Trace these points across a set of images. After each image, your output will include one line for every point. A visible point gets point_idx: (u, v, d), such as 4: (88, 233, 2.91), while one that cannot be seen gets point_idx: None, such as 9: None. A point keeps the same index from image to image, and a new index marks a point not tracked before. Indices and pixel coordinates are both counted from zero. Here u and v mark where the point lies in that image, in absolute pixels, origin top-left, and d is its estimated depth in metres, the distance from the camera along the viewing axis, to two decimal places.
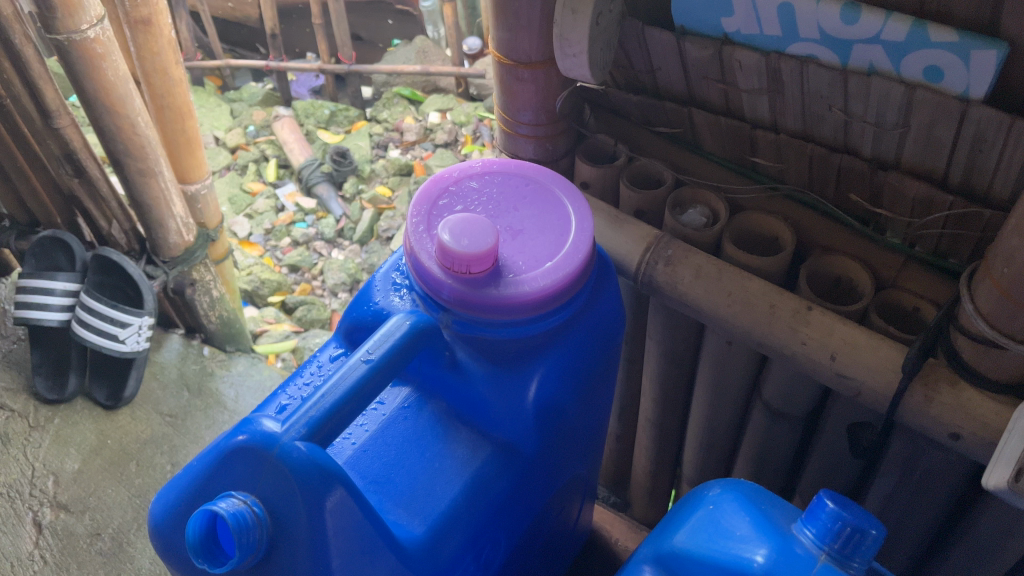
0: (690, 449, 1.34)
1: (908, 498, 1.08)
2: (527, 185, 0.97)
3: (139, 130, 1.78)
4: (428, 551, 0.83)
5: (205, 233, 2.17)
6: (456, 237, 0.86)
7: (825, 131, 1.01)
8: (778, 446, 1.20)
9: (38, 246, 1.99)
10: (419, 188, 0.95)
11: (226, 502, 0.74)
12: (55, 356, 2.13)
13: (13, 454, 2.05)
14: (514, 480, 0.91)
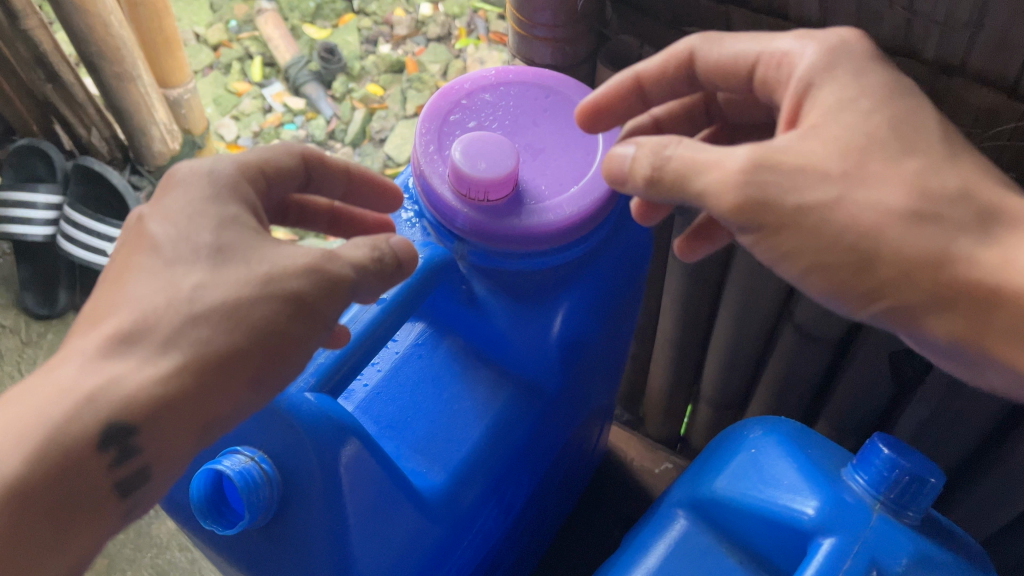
0: (711, 370, 1.27)
1: (943, 424, 1.02)
2: (546, 97, 0.86)
3: (113, 30, 1.64)
4: (450, 501, 0.77)
5: (190, 139, 2.03)
6: (472, 160, 0.77)
7: (881, 31, 0.85)
8: (805, 368, 1.14)
9: (13, 155, 1.88)
10: (427, 102, 0.85)
11: (231, 459, 0.68)
12: (43, 271, 1.97)
13: (7, 371, 1.92)
14: (540, 421, 0.85)
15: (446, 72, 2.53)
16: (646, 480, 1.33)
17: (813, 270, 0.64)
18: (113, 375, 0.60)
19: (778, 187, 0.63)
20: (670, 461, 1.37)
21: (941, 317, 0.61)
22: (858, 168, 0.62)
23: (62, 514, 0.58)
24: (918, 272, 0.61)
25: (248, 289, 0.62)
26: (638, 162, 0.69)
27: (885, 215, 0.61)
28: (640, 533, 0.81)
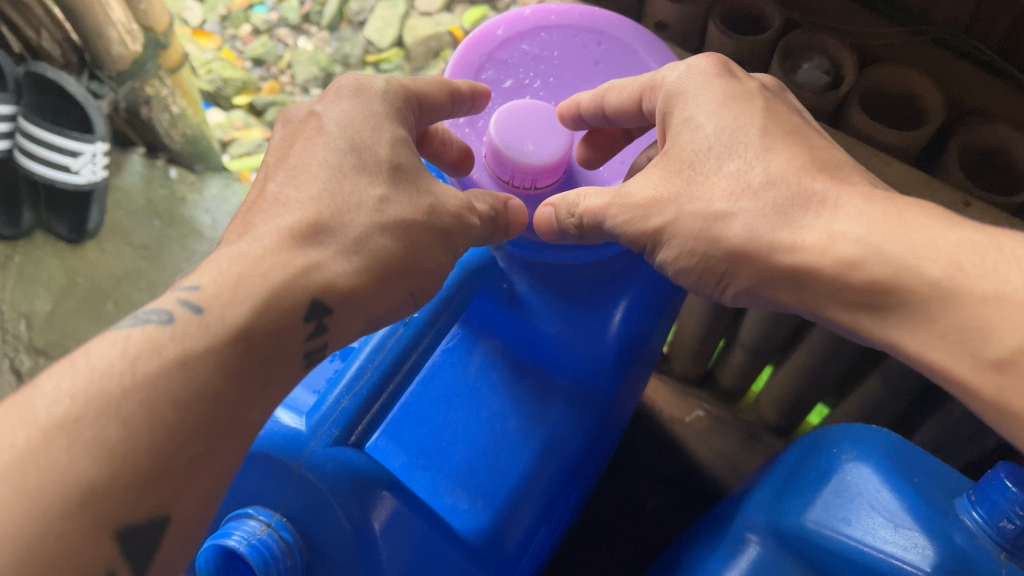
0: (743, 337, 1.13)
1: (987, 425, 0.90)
2: (595, 44, 0.73)
3: None
4: (498, 541, 0.66)
5: (153, 39, 1.35)
6: (516, 138, 0.64)
7: None
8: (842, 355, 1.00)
9: None
10: (453, 53, 0.71)
11: (242, 531, 0.55)
12: None
13: None
14: (593, 432, 0.74)
15: None
16: (676, 430, 1.26)
17: (676, 272, 0.63)
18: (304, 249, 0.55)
19: (638, 218, 0.61)
20: (701, 408, 1.29)
21: (774, 292, 0.59)
22: (689, 186, 0.60)
23: (266, 370, 0.51)
24: (745, 261, 0.59)
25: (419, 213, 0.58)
26: (560, 211, 0.63)
27: (708, 219, 0.59)
28: (708, 558, 0.72)
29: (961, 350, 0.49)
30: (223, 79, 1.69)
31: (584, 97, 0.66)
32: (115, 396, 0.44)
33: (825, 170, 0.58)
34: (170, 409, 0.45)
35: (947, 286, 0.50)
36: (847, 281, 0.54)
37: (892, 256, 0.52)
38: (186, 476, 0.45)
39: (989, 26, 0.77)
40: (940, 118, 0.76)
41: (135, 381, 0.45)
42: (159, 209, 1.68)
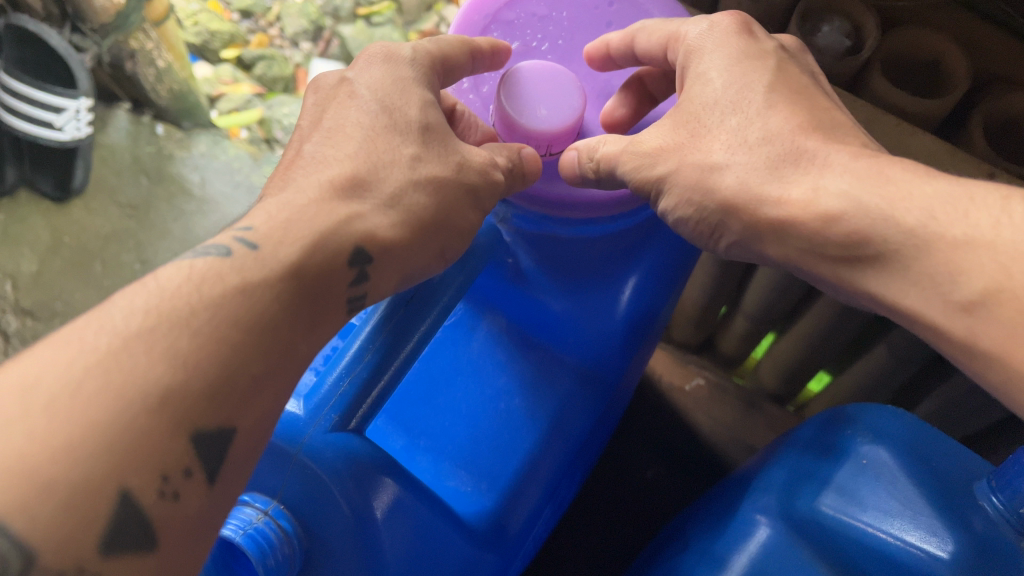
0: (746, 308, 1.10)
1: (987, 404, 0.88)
2: (608, 6, 0.69)
3: None
4: (499, 526, 0.65)
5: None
6: (530, 104, 0.60)
7: None
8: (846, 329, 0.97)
9: None
10: (456, 15, 0.68)
11: (240, 516, 0.50)
12: None
13: None
14: (597, 410, 0.72)
15: None
16: (676, 398, 1.24)
17: (675, 223, 0.60)
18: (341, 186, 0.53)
19: (647, 167, 0.57)
20: (701, 376, 1.27)
21: (763, 246, 0.57)
22: (691, 138, 0.58)
23: (304, 315, 0.47)
24: (736, 212, 0.56)
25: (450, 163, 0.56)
26: (579, 158, 0.57)
27: (705, 169, 0.57)
28: (712, 537, 0.71)
29: (932, 293, 0.48)
30: (210, 31, 1.60)
31: (613, 38, 0.61)
32: (168, 322, 0.41)
33: (823, 129, 0.56)
34: (233, 328, 0.42)
35: (920, 236, 0.48)
36: (826, 235, 0.52)
37: (869, 207, 0.50)
38: (248, 394, 0.42)
39: None
40: (964, 86, 0.73)
41: (201, 300, 0.42)
42: (146, 166, 1.64)
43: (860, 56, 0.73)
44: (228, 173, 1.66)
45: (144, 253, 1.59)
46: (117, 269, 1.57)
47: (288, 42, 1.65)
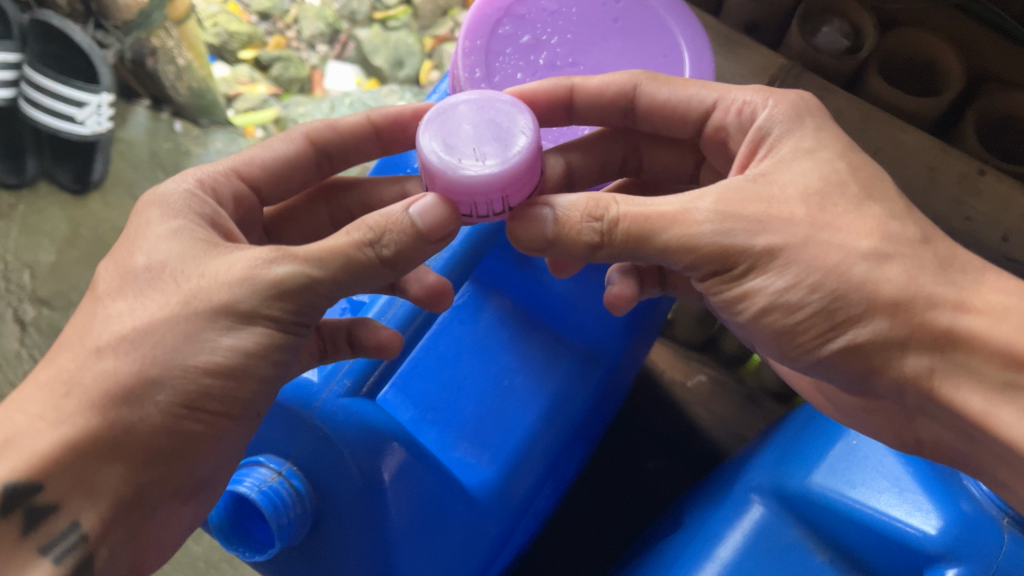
0: None
1: None
2: (615, 1, 0.75)
3: None
4: (502, 496, 0.67)
5: None
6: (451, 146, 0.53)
7: None
8: None
9: None
10: (471, 5, 0.72)
11: (253, 479, 0.56)
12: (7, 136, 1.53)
13: None
14: (603, 388, 0.75)
15: None
16: (679, 394, 1.24)
17: (765, 310, 0.54)
18: (218, 300, 0.48)
19: (741, 231, 0.51)
20: (704, 372, 1.27)
21: (906, 355, 0.51)
22: (820, 213, 0.51)
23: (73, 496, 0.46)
24: (901, 316, 0.50)
25: (333, 255, 0.49)
26: (567, 213, 0.52)
27: (855, 257, 0.50)
28: (709, 520, 0.72)
29: None
30: (229, 32, 1.65)
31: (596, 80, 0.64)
32: None
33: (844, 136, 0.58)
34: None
35: None
36: (1006, 350, 0.48)
37: None
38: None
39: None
40: (957, 86, 0.79)
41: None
42: (163, 161, 1.63)
43: (857, 56, 0.79)
44: None
45: None
46: None
47: (306, 43, 1.70)
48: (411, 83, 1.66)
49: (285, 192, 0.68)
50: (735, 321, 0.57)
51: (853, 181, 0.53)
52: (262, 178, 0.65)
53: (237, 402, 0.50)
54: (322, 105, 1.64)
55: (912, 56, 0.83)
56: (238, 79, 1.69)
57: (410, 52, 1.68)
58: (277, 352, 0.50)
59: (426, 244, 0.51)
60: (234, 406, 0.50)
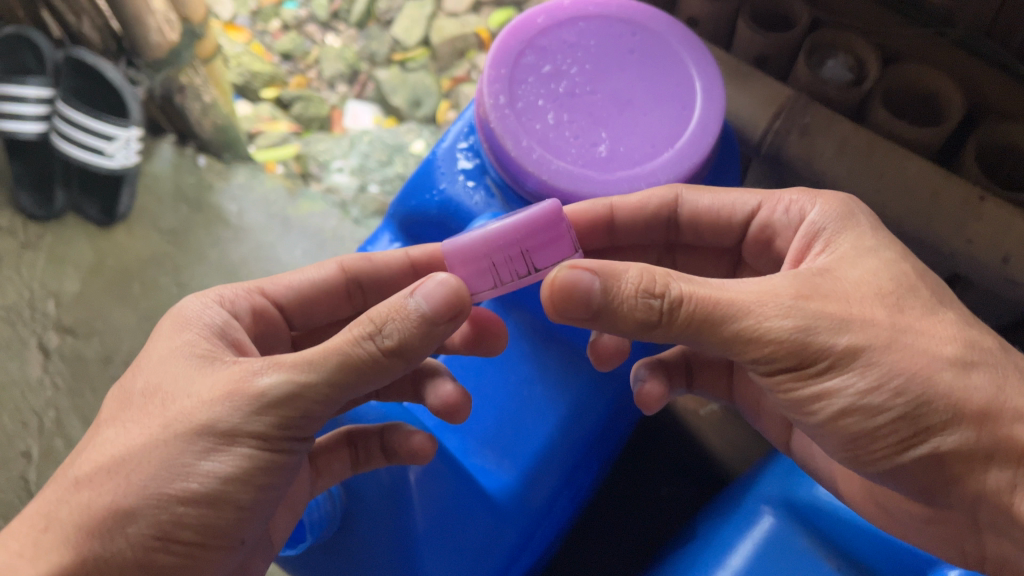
0: None
1: None
2: (631, 35, 0.81)
3: None
4: (522, 497, 0.79)
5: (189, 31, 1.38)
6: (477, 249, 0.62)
7: None
8: None
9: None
10: (497, 38, 0.79)
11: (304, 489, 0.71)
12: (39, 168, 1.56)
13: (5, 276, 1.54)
14: (617, 399, 0.85)
15: None
16: (691, 422, 1.25)
17: (843, 413, 0.56)
18: (203, 418, 0.54)
19: (825, 330, 0.54)
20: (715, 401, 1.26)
21: (989, 468, 0.53)
22: (900, 315, 0.55)
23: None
24: (988, 428, 0.53)
25: (325, 355, 0.55)
26: (623, 286, 0.55)
27: (935, 361, 0.54)
28: (722, 525, 0.77)
29: None
30: (252, 72, 1.74)
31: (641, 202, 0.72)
32: None
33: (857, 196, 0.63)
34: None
35: None
36: None
37: None
38: None
39: (1009, 35, 0.84)
40: (957, 116, 0.83)
41: None
42: (187, 195, 1.66)
43: (859, 88, 0.85)
44: (266, 205, 1.67)
45: (182, 276, 1.58)
46: (155, 291, 1.55)
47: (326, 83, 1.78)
48: (428, 122, 1.71)
49: (313, 314, 0.76)
50: (806, 426, 0.60)
51: (923, 286, 0.58)
52: (289, 299, 0.73)
53: (211, 530, 0.54)
54: (341, 142, 1.71)
55: (913, 89, 0.88)
56: (259, 117, 1.75)
57: (428, 92, 1.73)
58: (256, 476, 0.55)
59: (428, 329, 0.56)
60: (208, 536, 0.54)
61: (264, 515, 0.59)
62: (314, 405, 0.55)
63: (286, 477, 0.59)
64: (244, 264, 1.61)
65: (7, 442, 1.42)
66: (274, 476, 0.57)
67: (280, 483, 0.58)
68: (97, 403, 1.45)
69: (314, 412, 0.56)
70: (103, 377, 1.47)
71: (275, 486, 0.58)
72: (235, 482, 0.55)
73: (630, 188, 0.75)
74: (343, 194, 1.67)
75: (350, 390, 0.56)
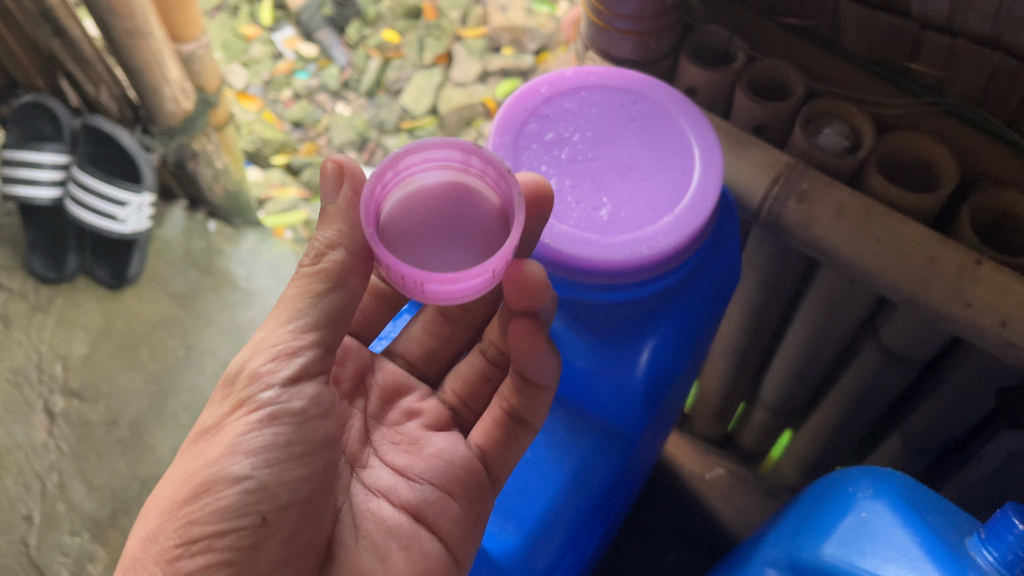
0: (776, 378, 1.24)
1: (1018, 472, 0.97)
2: (633, 103, 0.84)
3: None
4: (526, 561, 0.81)
5: (205, 100, 1.44)
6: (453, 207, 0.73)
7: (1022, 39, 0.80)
8: (882, 390, 1.08)
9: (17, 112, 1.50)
10: (502, 107, 0.82)
11: None
12: (52, 232, 1.58)
13: (12, 339, 1.53)
14: (622, 463, 0.86)
15: (468, 19, 2.15)
16: (698, 485, 1.31)
17: None
18: (212, 418, 0.71)
19: None
20: (721, 467, 1.34)
21: None
22: None
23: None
24: None
25: (276, 314, 0.71)
26: None
27: None
28: None
29: None
30: (264, 139, 1.91)
31: None
32: None
33: None
34: None
35: None
36: None
37: None
38: None
39: (999, 102, 0.87)
40: (953, 182, 0.85)
41: None
42: (197, 259, 1.69)
43: (856, 156, 0.88)
44: (273, 270, 1.72)
45: (189, 339, 1.59)
46: (162, 355, 1.57)
47: (335, 149, 1.97)
48: None
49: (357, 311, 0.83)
50: None
51: None
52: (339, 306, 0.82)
53: (230, 507, 0.66)
54: None
55: (910, 158, 0.90)
56: (269, 183, 1.90)
57: None
58: (253, 444, 0.68)
59: (347, 215, 0.68)
60: (233, 514, 0.66)
61: (290, 490, 0.68)
62: (277, 357, 0.69)
63: (299, 444, 0.69)
64: (252, 326, 1.63)
65: (9, 506, 1.39)
66: (279, 441, 0.68)
67: (293, 448, 0.69)
68: (102, 466, 1.44)
69: (283, 360, 0.69)
70: (107, 441, 1.47)
71: (287, 454, 0.69)
72: (237, 453, 0.68)
73: (632, 252, 0.75)
74: None
75: (303, 323, 0.70)
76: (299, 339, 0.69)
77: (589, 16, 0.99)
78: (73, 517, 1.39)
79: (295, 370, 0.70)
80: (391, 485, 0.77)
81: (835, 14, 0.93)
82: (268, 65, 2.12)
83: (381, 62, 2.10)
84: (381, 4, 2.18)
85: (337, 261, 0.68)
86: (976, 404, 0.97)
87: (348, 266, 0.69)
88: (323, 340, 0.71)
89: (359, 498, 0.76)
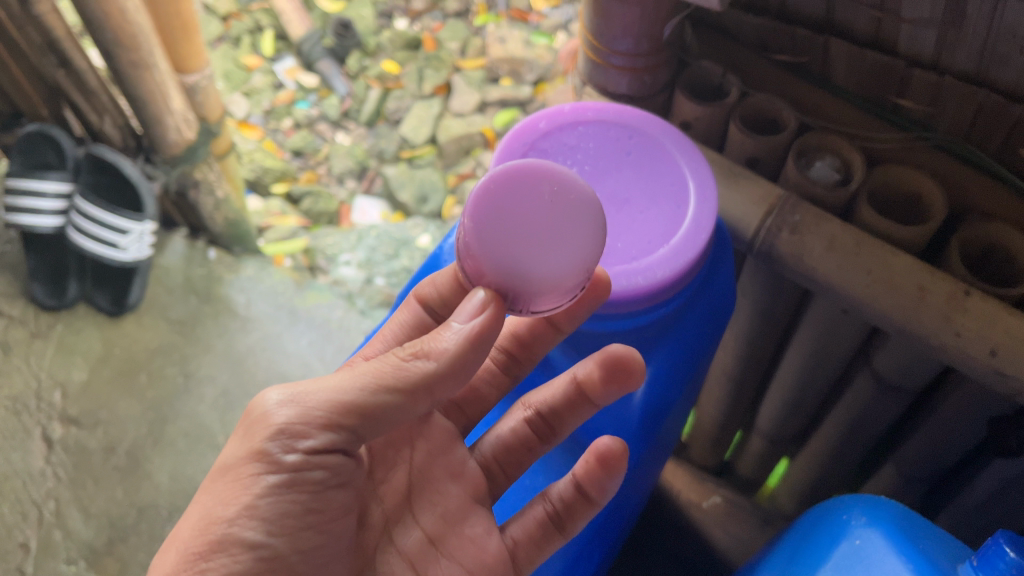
0: (771, 406, 1.25)
1: (1014, 500, 0.98)
2: (629, 138, 0.86)
3: (131, 16, 1.19)
4: None
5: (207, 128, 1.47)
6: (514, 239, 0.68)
7: (1006, 76, 0.82)
8: (875, 418, 1.09)
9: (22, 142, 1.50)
10: (502, 141, 0.84)
11: None
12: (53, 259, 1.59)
13: (14, 365, 1.52)
14: (619, 492, 0.87)
15: (467, 51, 2.21)
16: (695, 514, 1.32)
17: None
18: (229, 459, 0.65)
19: None
20: (719, 494, 1.36)
21: None
22: None
23: None
24: None
25: (353, 379, 0.66)
26: None
27: None
28: None
29: None
30: (264, 168, 1.95)
31: None
32: None
33: None
34: None
35: None
36: None
37: None
38: None
39: (985, 137, 0.89)
40: (942, 215, 0.87)
41: None
42: (196, 287, 1.70)
43: (847, 189, 0.90)
44: (273, 296, 1.73)
45: (188, 366, 1.61)
46: (161, 381, 1.58)
47: (335, 178, 2.01)
48: (433, 216, 1.92)
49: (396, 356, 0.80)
50: None
51: None
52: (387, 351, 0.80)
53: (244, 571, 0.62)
54: (349, 237, 1.90)
55: (900, 191, 0.92)
56: (269, 212, 1.92)
57: (436, 189, 1.98)
58: (270, 510, 0.64)
59: (463, 340, 0.67)
60: None
61: (303, 557, 0.66)
62: (309, 422, 0.64)
63: (316, 513, 0.67)
64: (250, 354, 1.64)
65: (6, 534, 1.39)
66: (296, 509, 0.65)
67: (308, 518, 0.66)
68: (98, 494, 1.44)
69: (315, 429, 0.65)
70: (105, 468, 1.47)
71: (303, 521, 0.65)
72: (251, 517, 0.63)
73: (628, 283, 0.77)
74: (349, 286, 1.79)
75: (362, 400, 0.65)
76: (345, 418, 0.65)
77: (585, 52, 1.02)
78: (70, 546, 1.39)
79: (322, 443, 0.65)
80: (420, 554, 0.75)
81: (826, 50, 0.95)
82: (269, 95, 2.16)
83: (381, 92, 2.14)
84: (381, 37, 2.26)
85: (423, 371, 0.67)
86: (967, 435, 0.98)
87: (426, 385, 0.67)
88: (353, 429, 0.66)
89: (384, 560, 0.74)
